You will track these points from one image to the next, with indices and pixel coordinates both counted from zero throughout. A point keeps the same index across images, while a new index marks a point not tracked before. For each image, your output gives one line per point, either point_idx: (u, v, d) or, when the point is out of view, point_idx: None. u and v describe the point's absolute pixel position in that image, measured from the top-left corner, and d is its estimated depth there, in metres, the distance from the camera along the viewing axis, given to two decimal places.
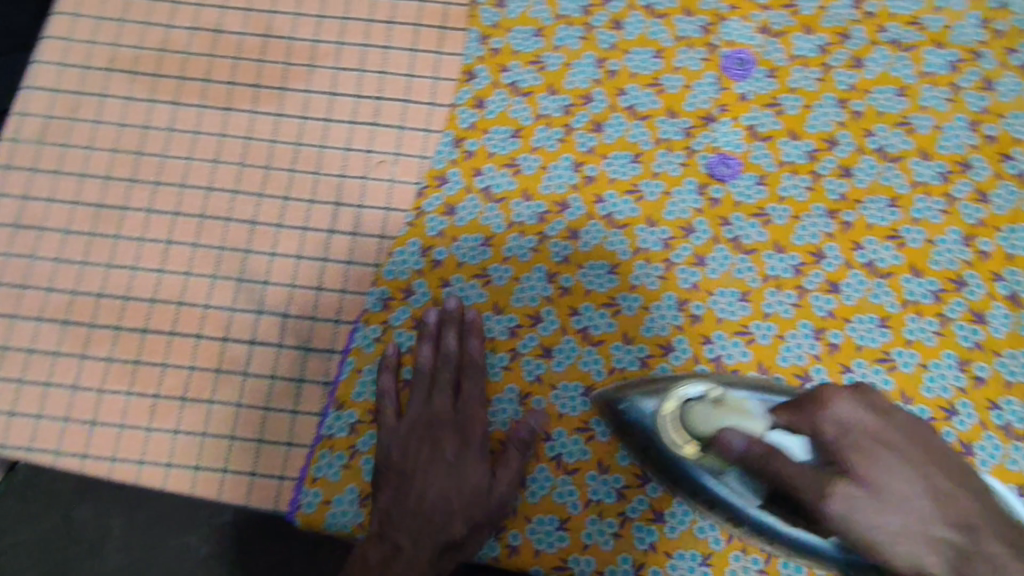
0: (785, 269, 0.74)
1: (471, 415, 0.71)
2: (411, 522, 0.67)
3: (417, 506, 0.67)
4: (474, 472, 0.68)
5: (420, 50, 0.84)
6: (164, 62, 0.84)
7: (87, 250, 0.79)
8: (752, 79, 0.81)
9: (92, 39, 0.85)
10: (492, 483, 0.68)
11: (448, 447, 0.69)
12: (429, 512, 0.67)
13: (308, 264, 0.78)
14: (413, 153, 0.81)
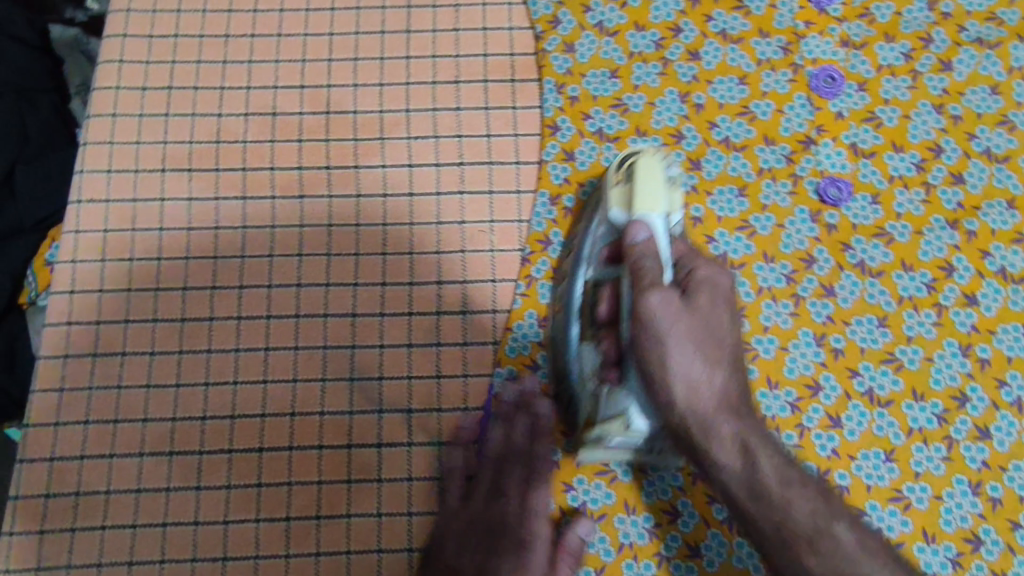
0: (919, 288, 0.72)
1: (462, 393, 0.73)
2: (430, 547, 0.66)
3: (468, 538, 0.66)
4: (540, 500, 0.68)
5: (494, 105, 0.79)
6: (222, 154, 0.78)
7: (178, 370, 0.73)
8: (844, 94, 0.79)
9: (137, 138, 0.78)
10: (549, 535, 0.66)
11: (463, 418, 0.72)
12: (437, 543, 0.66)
13: (424, 353, 0.73)
14: (508, 218, 0.76)
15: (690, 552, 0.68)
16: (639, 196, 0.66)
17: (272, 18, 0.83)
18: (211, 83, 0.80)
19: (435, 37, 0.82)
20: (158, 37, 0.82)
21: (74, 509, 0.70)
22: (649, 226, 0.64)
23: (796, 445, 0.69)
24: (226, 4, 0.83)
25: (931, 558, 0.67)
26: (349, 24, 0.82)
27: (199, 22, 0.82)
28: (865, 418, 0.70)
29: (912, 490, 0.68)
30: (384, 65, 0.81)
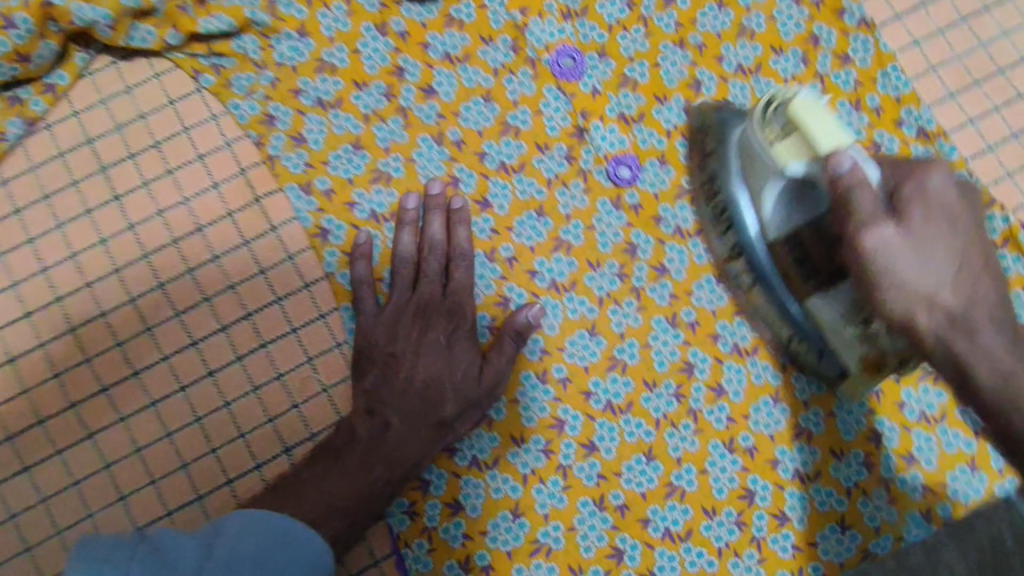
0: (678, 116, 0.75)
1: (465, 299, 0.68)
2: (404, 402, 0.66)
3: (386, 421, 0.65)
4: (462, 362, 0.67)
5: (192, 124, 0.72)
6: None
7: (21, 538, 0.66)
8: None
9: None
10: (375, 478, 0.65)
11: (440, 330, 0.67)
12: (424, 389, 0.66)
13: (275, 392, 0.68)
14: (261, 230, 0.71)
15: (587, 450, 0.69)
16: (815, 138, 0.60)
17: None
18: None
19: (94, 79, 0.72)
20: None
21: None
22: (845, 155, 0.58)
23: (640, 307, 0.71)
24: None
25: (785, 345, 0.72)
26: (18, 160, 0.71)
27: None
28: (684, 254, 0.73)
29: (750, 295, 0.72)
30: (52, 131, 0.71)
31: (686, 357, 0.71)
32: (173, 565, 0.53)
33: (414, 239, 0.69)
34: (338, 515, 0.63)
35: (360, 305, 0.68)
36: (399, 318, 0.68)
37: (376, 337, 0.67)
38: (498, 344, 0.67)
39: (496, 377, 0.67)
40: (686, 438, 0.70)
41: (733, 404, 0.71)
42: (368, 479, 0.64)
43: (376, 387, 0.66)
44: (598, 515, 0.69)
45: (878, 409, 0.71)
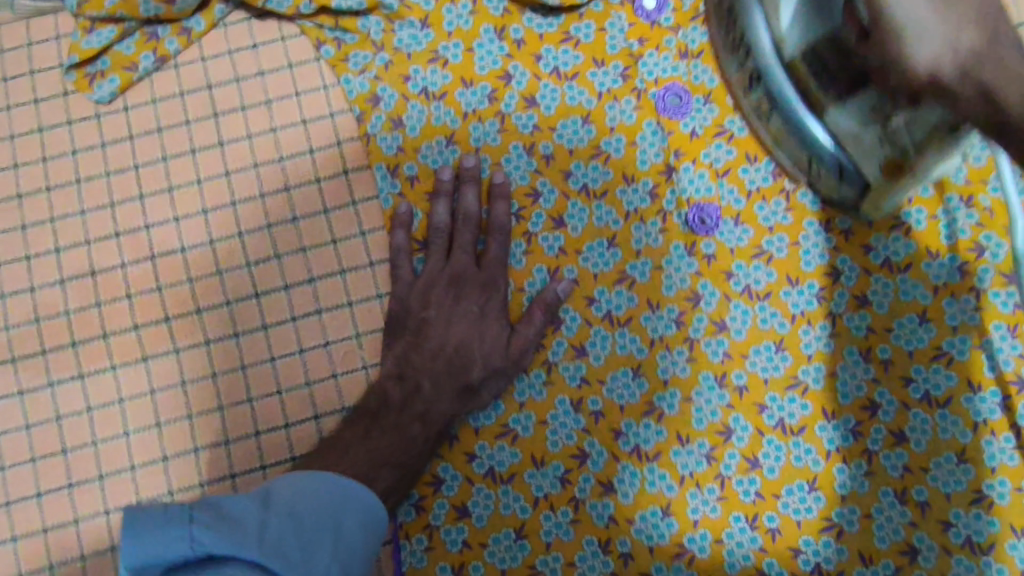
0: (764, 178, 0.73)
1: (496, 271, 0.70)
2: (435, 366, 0.68)
3: (421, 380, 0.67)
4: (494, 328, 0.69)
5: (303, 89, 0.76)
6: (26, 209, 0.73)
7: (61, 439, 0.69)
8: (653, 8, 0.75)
9: None
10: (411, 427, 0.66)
11: (472, 300, 0.69)
12: (454, 354, 0.68)
13: (318, 359, 0.71)
14: (342, 202, 0.74)
15: (604, 489, 0.68)
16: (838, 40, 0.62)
17: (47, 50, 0.76)
18: (33, 186, 0.74)
19: (227, 31, 0.76)
20: None
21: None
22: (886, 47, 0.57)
23: (690, 359, 0.70)
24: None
25: (834, 434, 0.68)
26: (143, 92, 0.76)
27: None
28: (748, 315, 0.71)
29: (807, 372, 0.69)
30: (178, 71, 0.76)
31: (726, 421, 0.69)
32: (237, 527, 0.48)
33: (450, 211, 0.72)
34: (389, 470, 0.65)
35: (398, 273, 0.71)
36: (438, 282, 0.70)
37: (412, 300, 0.70)
38: (528, 316, 0.69)
39: (524, 349, 0.68)
40: (709, 502, 0.68)
41: (766, 480, 0.68)
42: (401, 442, 0.66)
43: (412, 348, 0.68)
44: (600, 557, 0.67)
45: (920, 523, 0.67)
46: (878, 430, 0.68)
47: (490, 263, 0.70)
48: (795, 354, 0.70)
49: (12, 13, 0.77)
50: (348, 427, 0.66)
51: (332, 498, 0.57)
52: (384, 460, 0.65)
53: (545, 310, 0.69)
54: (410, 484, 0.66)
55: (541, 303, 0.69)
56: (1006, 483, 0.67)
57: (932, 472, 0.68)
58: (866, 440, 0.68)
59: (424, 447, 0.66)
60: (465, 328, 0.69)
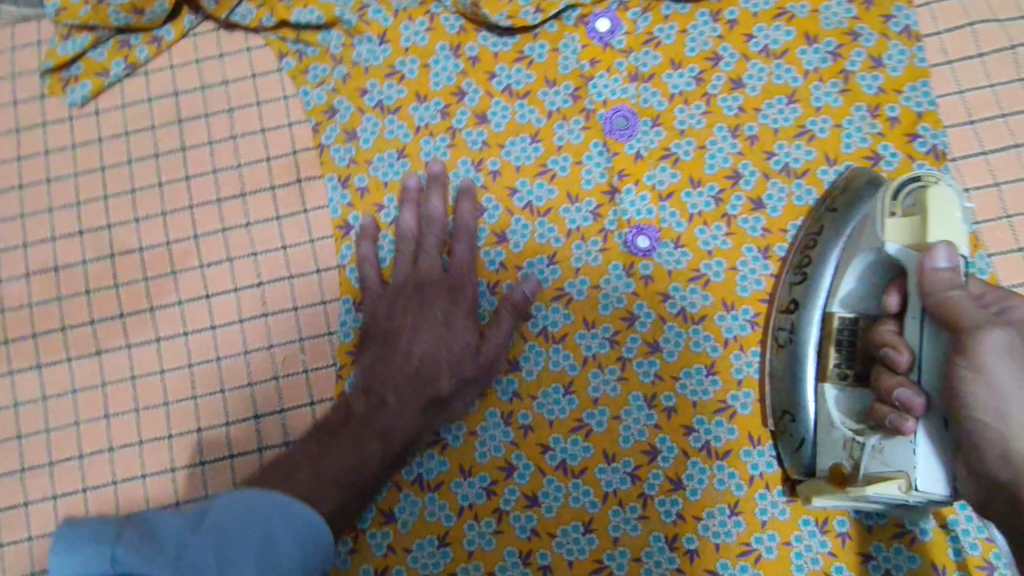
0: (706, 203, 0.73)
1: (464, 277, 0.71)
2: (398, 377, 0.68)
3: (385, 390, 0.67)
4: (461, 338, 0.69)
5: (264, 99, 0.78)
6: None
7: (16, 424, 0.73)
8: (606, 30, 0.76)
9: None
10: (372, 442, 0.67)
11: (438, 308, 0.70)
12: (419, 365, 0.68)
13: (261, 361, 0.73)
14: (294, 209, 0.76)
15: (528, 501, 0.70)
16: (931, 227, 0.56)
17: (26, 53, 0.80)
18: (7, 184, 0.78)
19: (196, 41, 0.80)
20: None
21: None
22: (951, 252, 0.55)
23: (621, 378, 0.71)
24: None
25: (758, 460, 0.69)
26: (113, 97, 0.79)
27: None
28: (682, 337, 0.71)
29: (736, 398, 0.70)
30: (147, 78, 0.79)
31: (653, 441, 0.70)
32: (160, 545, 0.55)
33: (416, 216, 0.73)
34: (339, 484, 0.65)
35: (371, 287, 0.72)
36: (409, 294, 0.71)
37: (381, 312, 0.71)
38: (497, 320, 0.69)
39: (494, 353, 0.69)
40: (630, 520, 0.69)
41: (688, 502, 0.69)
42: (357, 454, 0.66)
43: (378, 361, 0.69)
44: (519, 568, 0.68)
45: (839, 553, 0.67)
46: None
47: (460, 273, 0.71)
48: (725, 378, 0.70)
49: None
50: (309, 441, 0.67)
51: (280, 519, 0.60)
52: (342, 479, 0.65)
53: (512, 312, 0.69)
54: (364, 500, 0.67)
55: (505, 308, 0.69)
56: (930, 518, 0.67)
57: (855, 504, 0.68)
58: (790, 467, 0.69)
59: (385, 460, 0.67)
60: (431, 338, 0.69)
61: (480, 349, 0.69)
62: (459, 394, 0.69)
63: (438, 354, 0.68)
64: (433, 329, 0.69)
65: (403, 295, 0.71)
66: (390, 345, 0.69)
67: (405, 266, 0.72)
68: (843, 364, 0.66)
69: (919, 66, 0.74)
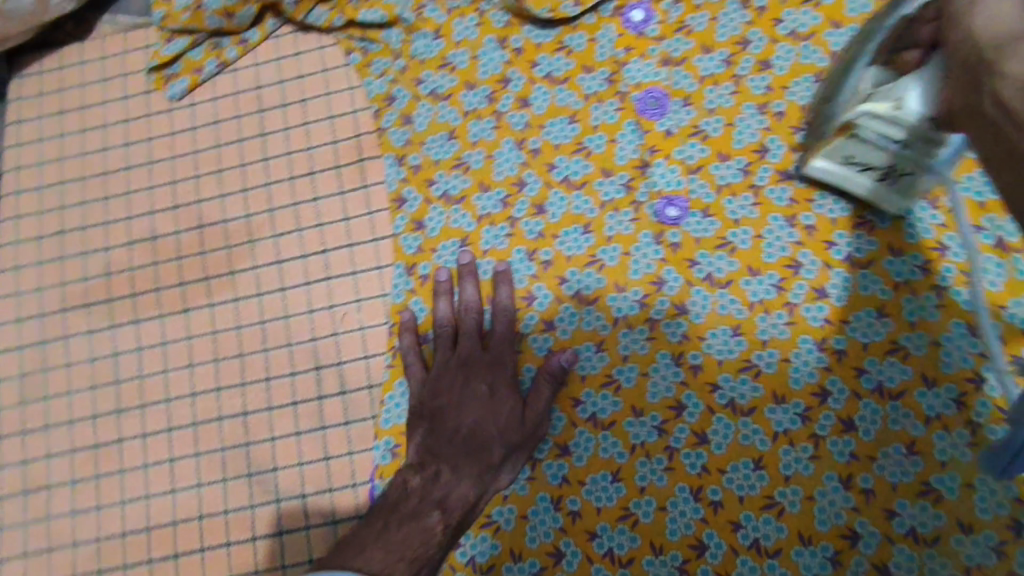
0: (734, 175, 0.77)
1: (500, 351, 0.76)
2: (451, 451, 0.72)
3: (442, 463, 0.72)
4: (507, 409, 0.73)
5: (333, 90, 0.88)
6: (110, 184, 0.90)
7: (116, 371, 0.84)
8: (639, 20, 0.82)
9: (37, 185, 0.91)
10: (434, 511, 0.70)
11: (482, 381, 0.75)
12: (468, 439, 0.72)
13: (323, 318, 0.82)
14: (356, 186, 0.86)
15: (560, 451, 0.75)
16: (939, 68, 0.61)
17: (138, 56, 0.93)
18: (117, 167, 0.90)
19: (276, 41, 0.91)
20: (46, 96, 0.94)
21: (74, 495, 0.81)
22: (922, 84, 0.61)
23: (649, 338, 0.75)
24: (99, 55, 0.94)
25: (782, 417, 0.71)
26: (206, 92, 0.91)
27: (79, 73, 0.94)
28: (708, 301, 0.75)
29: (761, 358, 0.73)
30: (235, 75, 0.91)
31: (679, 397, 0.73)
32: None
33: (451, 303, 0.78)
34: (404, 564, 0.66)
35: (413, 366, 0.77)
36: (454, 372, 0.75)
37: (430, 390, 0.75)
38: (536, 387, 0.74)
39: (536, 420, 0.73)
40: (656, 471, 0.72)
41: (713, 455, 0.72)
42: (420, 533, 0.68)
43: (432, 434, 0.73)
44: (551, 513, 0.73)
45: (865, 509, 0.69)
46: (827, 417, 0.71)
47: (497, 348, 0.76)
48: (751, 339, 0.73)
49: (112, 27, 0.95)
50: (374, 514, 0.70)
51: None
52: (410, 554, 0.67)
53: (553, 381, 0.74)
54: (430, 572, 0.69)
55: (538, 379, 0.74)
56: (957, 478, 0.67)
57: (879, 462, 0.69)
58: (814, 425, 0.71)
59: (446, 531, 0.69)
60: (479, 413, 0.73)
61: (523, 419, 0.73)
62: (511, 470, 0.73)
63: (490, 425, 0.73)
64: (483, 404, 0.74)
65: (455, 371, 0.75)
66: (440, 419, 0.74)
67: (450, 342, 0.77)
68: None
69: None
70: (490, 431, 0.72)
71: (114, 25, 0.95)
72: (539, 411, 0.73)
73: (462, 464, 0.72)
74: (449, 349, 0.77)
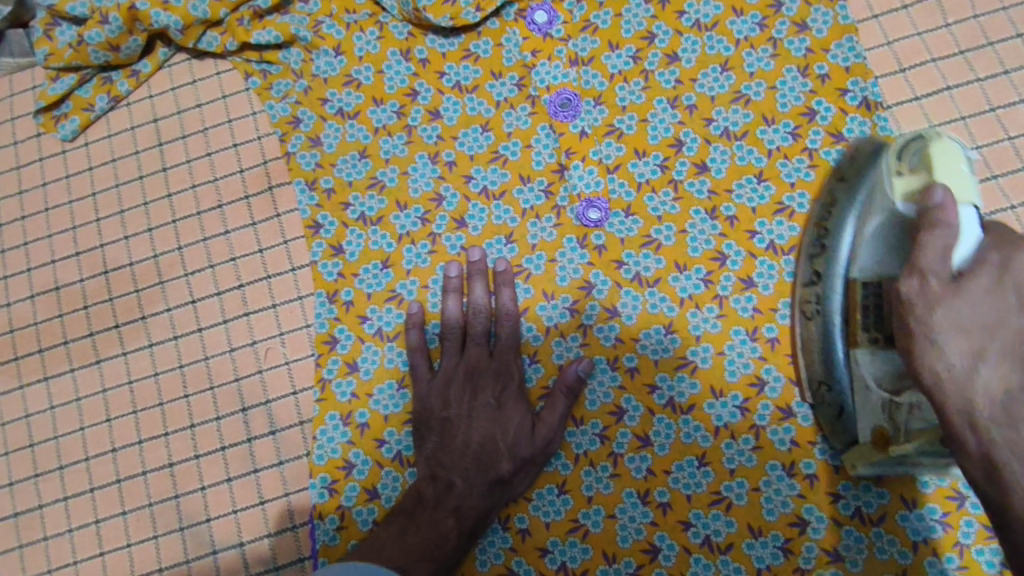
0: (653, 171, 0.76)
1: (509, 359, 0.72)
2: (463, 461, 0.70)
3: (453, 473, 0.69)
4: (517, 419, 0.70)
5: (235, 117, 0.85)
6: (5, 235, 0.84)
7: (28, 434, 0.79)
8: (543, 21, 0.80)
9: None
10: (450, 517, 0.68)
11: (489, 393, 0.72)
12: (478, 453, 0.70)
13: (245, 355, 0.78)
14: (268, 215, 0.82)
15: None
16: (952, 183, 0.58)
17: (24, 99, 0.88)
18: (10, 216, 0.85)
19: (171, 71, 0.87)
20: None
21: None
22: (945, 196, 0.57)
23: (583, 344, 0.74)
24: None
25: (721, 411, 0.71)
26: (100, 129, 0.86)
27: None
28: (638, 301, 0.74)
29: (695, 354, 0.72)
30: (129, 109, 0.87)
31: (618, 402, 0.72)
32: None
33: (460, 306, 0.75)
34: (423, 564, 0.66)
35: (422, 373, 0.74)
36: (463, 380, 0.73)
37: (438, 399, 0.72)
38: (551, 400, 0.71)
39: (550, 432, 0.70)
40: (601, 480, 0.71)
41: (656, 457, 0.71)
42: (435, 538, 0.67)
43: (443, 442, 0.71)
44: (500, 533, 0.72)
45: (811, 495, 0.68)
46: (765, 406, 0.70)
47: (504, 358, 0.72)
48: (683, 335, 0.72)
49: None
50: (394, 518, 0.69)
51: None
52: (423, 556, 0.66)
53: (570, 394, 0.71)
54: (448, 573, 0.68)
55: (558, 391, 0.71)
56: None
57: (819, 446, 0.69)
58: (753, 415, 0.70)
59: (460, 538, 0.68)
60: (489, 423, 0.70)
61: (533, 430, 0.70)
62: (524, 480, 0.70)
63: (498, 436, 0.70)
64: (490, 414, 0.71)
65: (462, 379, 0.73)
66: (450, 427, 0.71)
67: (455, 351, 0.74)
68: (872, 329, 0.65)
69: (843, 22, 0.76)
70: (500, 442, 0.70)
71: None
72: (552, 423, 0.70)
73: (474, 471, 0.69)
74: (456, 357, 0.74)
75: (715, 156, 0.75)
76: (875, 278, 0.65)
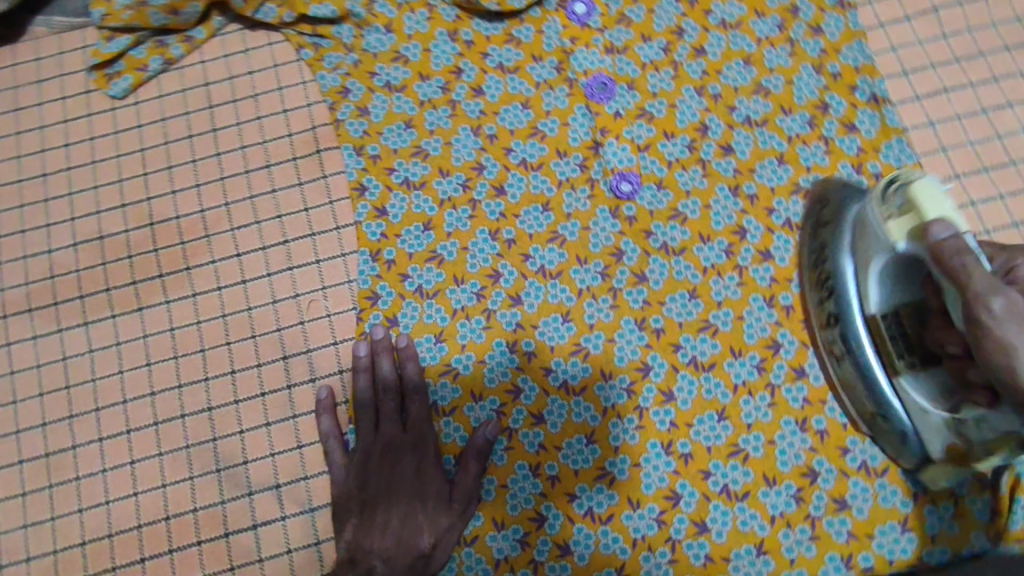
0: (681, 151, 0.83)
1: (421, 429, 0.76)
2: (383, 545, 0.72)
3: (372, 556, 0.72)
4: (428, 490, 0.74)
5: (286, 85, 0.90)
6: (50, 185, 0.87)
7: (65, 376, 0.81)
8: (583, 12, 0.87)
9: None
10: None
11: (407, 465, 0.75)
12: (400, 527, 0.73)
13: (288, 307, 0.83)
14: (315, 177, 0.87)
15: (535, 420, 0.77)
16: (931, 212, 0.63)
17: (75, 56, 0.91)
18: (56, 167, 0.88)
19: (224, 39, 0.91)
20: None
21: (25, 508, 0.78)
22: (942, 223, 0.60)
23: (613, 306, 0.79)
24: (32, 55, 0.91)
25: (740, 370, 0.76)
26: (151, 89, 0.90)
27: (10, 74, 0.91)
28: (665, 268, 0.80)
29: (717, 317, 0.78)
30: (180, 73, 0.91)
31: (645, 359, 0.77)
32: None
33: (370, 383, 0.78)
34: None
35: (337, 450, 0.77)
36: (378, 457, 0.76)
37: (354, 483, 0.75)
38: (463, 465, 0.74)
39: (465, 497, 0.74)
40: (628, 431, 0.76)
41: (680, 411, 0.76)
42: None
43: (359, 528, 0.74)
44: (531, 479, 0.75)
45: (821, 448, 0.74)
46: (780, 367, 0.77)
47: (419, 427, 0.76)
48: (706, 301, 0.78)
49: (47, 28, 0.92)
50: None
51: None
52: None
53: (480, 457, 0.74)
54: None
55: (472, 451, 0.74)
56: None
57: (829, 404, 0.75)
58: (769, 375, 0.76)
59: None
60: (403, 506, 0.74)
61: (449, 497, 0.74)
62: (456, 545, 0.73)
63: (417, 509, 0.73)
64: (403, 494, 0.74)
65: (377, 457, 0.75)
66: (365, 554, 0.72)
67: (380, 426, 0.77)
68: (905, 355, 0.68)
69: (854, 29, 0.85)
70: (418, 517, 0.73)
71: (48, 26, 0.92)
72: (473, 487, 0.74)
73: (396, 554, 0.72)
74: (370, 433, 0.77)
75: (738, 140, 0.82)
76: (890, 308, 0.69)
